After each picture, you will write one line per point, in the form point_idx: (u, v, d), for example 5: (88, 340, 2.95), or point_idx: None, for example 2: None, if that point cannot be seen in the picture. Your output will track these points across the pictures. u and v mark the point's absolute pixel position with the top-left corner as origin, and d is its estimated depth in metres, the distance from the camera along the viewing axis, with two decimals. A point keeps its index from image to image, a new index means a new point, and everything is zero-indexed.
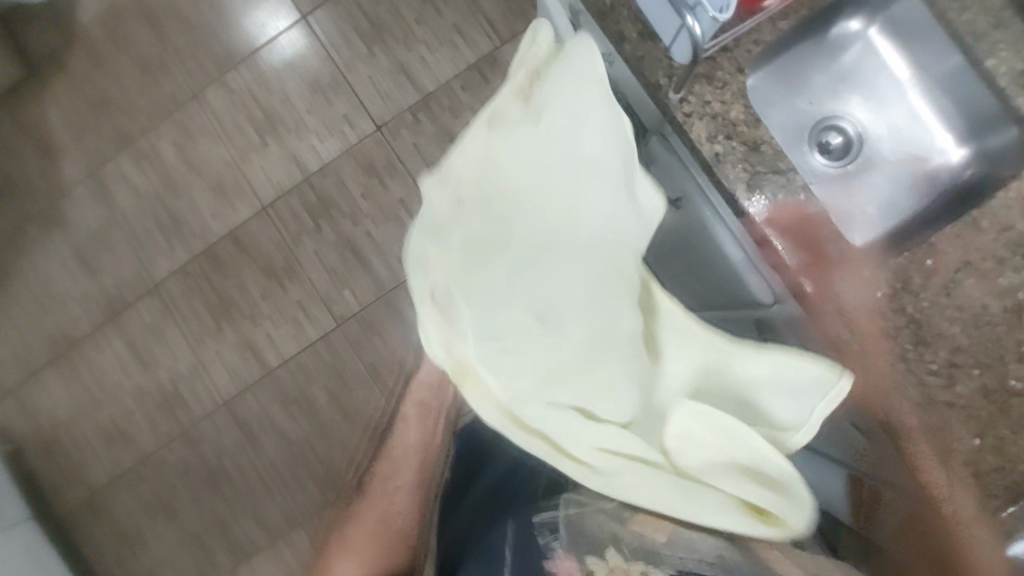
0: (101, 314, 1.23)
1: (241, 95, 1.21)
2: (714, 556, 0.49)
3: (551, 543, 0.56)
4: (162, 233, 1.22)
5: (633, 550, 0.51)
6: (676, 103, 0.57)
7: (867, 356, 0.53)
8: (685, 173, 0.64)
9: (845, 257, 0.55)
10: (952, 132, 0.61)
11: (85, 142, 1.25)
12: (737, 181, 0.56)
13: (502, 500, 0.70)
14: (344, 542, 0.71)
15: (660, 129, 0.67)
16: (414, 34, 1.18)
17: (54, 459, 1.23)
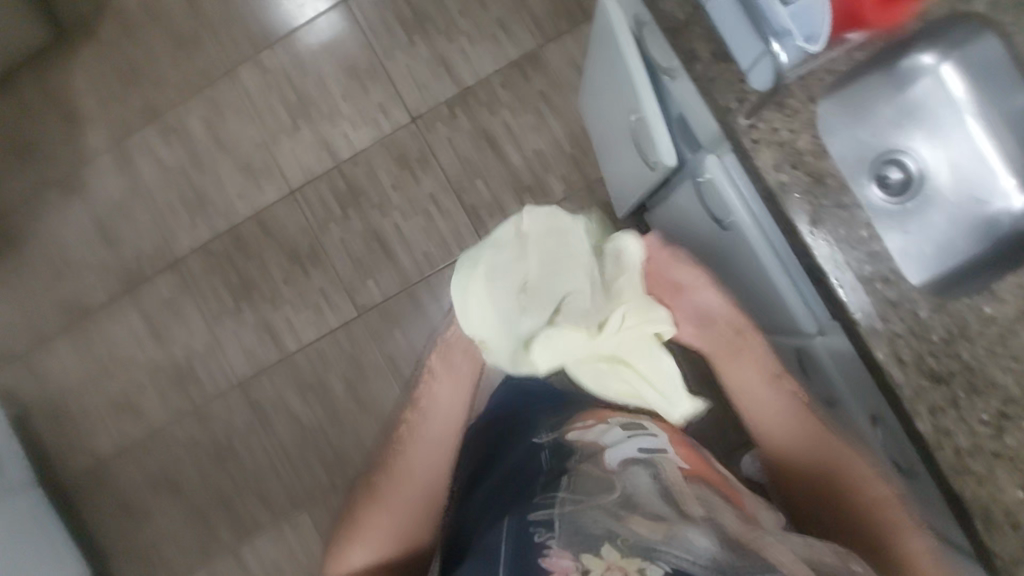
0: (118, 286, 1.21)
1: (275, 75, 1.19)
2: (710, 557, 0.49)
3: (548, 539, 0.54)
4: (186, 209, 1.20)
5: (630, 545, 0.50)
6: (746, 129, 0.55)
7: (917, 399, 0.54)
8: (740, 200, 0.65)
9: (903, 298, 0.55)
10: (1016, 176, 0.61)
11: (111, 111, 1.23)
12: (801, 214, 0.55)
13: (505, 498, 0.66)
14: (373, 497, 0.73)
15: (716, 150, 0.66)
16: (456, 27, 1.17)
17: (61, 428, 1.21)
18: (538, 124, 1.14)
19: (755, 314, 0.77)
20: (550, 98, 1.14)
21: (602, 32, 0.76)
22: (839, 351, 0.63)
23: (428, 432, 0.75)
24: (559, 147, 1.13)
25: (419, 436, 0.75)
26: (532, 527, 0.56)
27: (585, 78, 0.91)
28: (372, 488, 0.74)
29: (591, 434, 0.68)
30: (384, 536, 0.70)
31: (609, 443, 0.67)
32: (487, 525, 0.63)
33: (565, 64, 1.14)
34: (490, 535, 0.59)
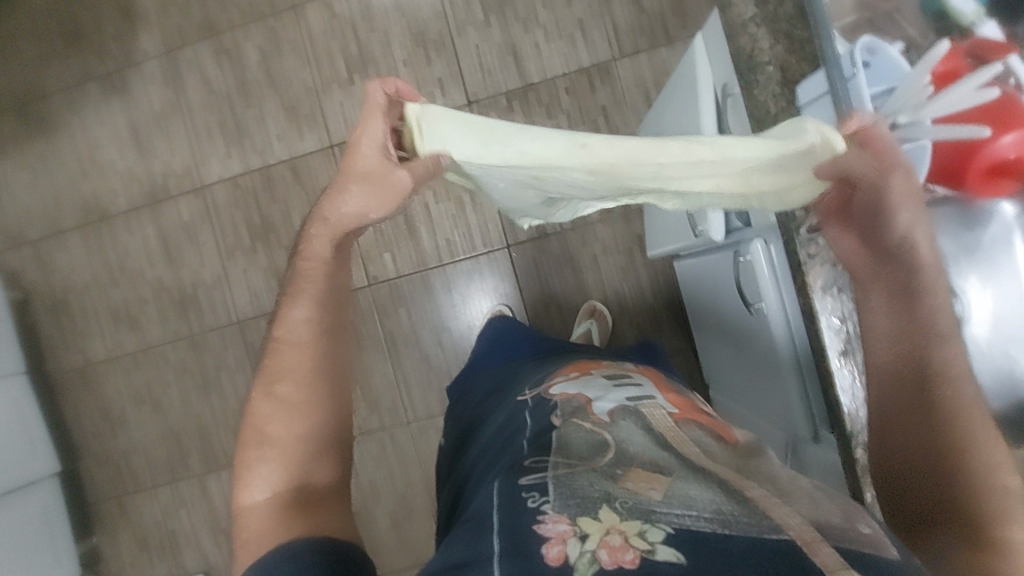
0: (140, 197, 1.20)
1: (341, 23, 1.15)
2: (714, 512, 0.38)
3: (542, 505, 0.43)
4: (224, 137, 1.18)
5: (628, 507, 0.40)
6: (805, 240, 0.47)
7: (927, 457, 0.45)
8: (758, 284, 0.61)
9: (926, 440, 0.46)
10: None
11: (169, 19, 1.20)
12: (829, 311, 0.47)
13: (488, 455, 0.59)
14: (275, 409, 0.57)
15: (762, 233, 0.59)
16: (535, 18, 1.12)
17: (59, 320, 1.23)
18: None
19: (765, 399, 0.70)
20: (611, 115, 1.10)
21: (683, 79, 0.70)
22: (828, 463, 0.57)
23: (316, 312, 0.58)
24: None
25: (302, 320, 0.58)
26: (521, 491, 0.46)
27: (656, 108, 0.85)
28: (268, 395, 0.58)
29: (571, 389, 0.61)
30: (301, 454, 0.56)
31: (593, 396, 0.58)
32: (471, 492, 0.58)
33: (635, 83, 1.10)
34: (476, 505, 0.49)
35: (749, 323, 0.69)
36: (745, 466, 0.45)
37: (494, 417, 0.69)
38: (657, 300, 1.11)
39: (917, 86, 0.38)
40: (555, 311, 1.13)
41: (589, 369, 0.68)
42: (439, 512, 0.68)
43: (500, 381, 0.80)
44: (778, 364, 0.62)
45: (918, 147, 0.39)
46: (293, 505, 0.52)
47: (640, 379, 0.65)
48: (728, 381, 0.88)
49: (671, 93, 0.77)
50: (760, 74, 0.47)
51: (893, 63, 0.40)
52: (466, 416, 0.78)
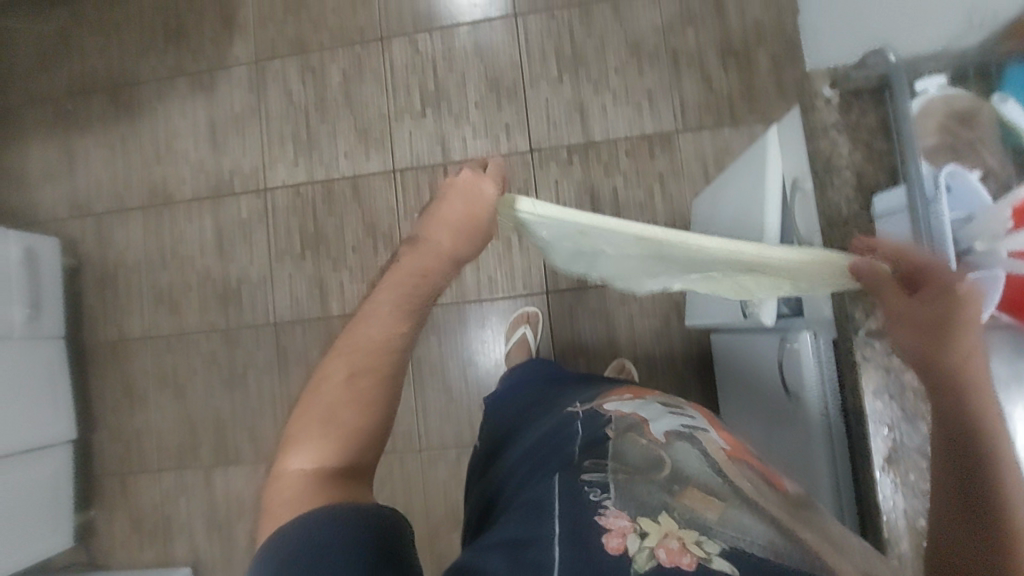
0: (205, 189, 1.26)
1: (423, 58, 1.22)
2: (767, 541, 0.40)
3: (603, 500, 0.46)
4: (294, 146, 1.24)
5: (687, 519, 0.42)
6: (861, 342, 0.48)
7: None
8: (801, 373, 0.61)
9: None
10: None
11: (264, 31, 1.28)
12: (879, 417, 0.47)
13: (530, 461, 0.59)
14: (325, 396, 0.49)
15: (813, 325, 0.59)
16: (607, 82, 1.17)
17: (104, 293, 1.27)
18: (645, 202, 1.14)
19: None
20: (667, 183, 1.14)
21: (748, 164, 0.72)
22: None
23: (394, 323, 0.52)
24: None
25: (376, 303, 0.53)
26: (584, 486, 0.48)
27: (721, 177, 0.86)
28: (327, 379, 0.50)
29: (626, 407, 0.62)
30: (347, 438, 0.47)
31: (648, 417, 0.59)
32: (508, 496, 0.57)
33: (694, 157, 1.14)
34: (532, 491, 0.51)
35: (786, 409, 0.68)
36: (797, 514, 0.45)
37: (531, 432, 0.68)
38: (687, 369, 1.11)
39: (994, 220, 0.40)
40: (583, 363, 1.14)
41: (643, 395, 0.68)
42: (466, 509, 0.69)
43: (542, 398, 0.79)
44: (810, 457, 0.62)
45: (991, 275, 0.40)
46: (329, 489, 0.44)
47: (693, 411, 0.64)
48: None
49: (735, 172, 0.79)
50: (835, 176, 0.48)
51: (970, 192, 0.41)
52: (498, 431, 0.78)
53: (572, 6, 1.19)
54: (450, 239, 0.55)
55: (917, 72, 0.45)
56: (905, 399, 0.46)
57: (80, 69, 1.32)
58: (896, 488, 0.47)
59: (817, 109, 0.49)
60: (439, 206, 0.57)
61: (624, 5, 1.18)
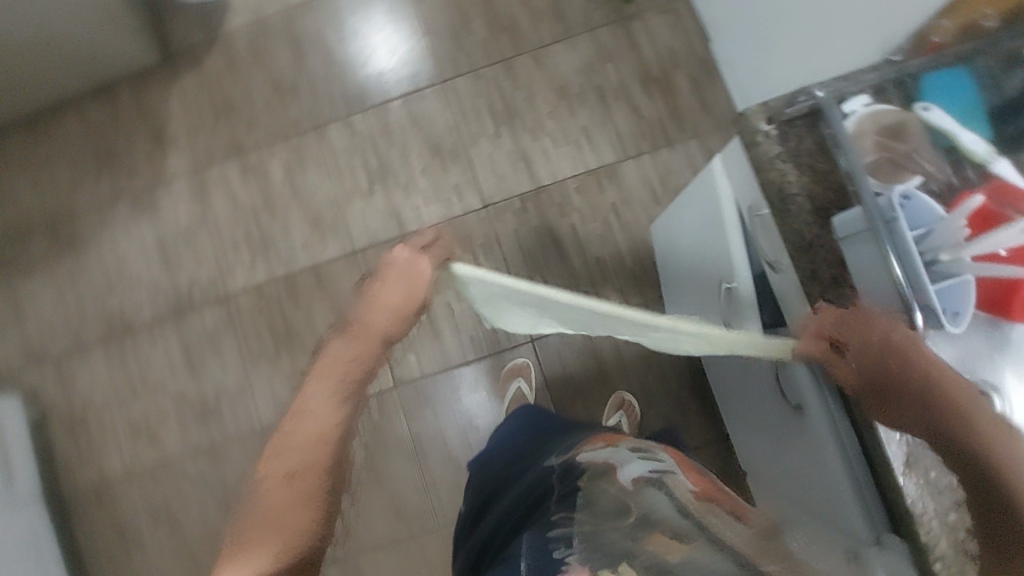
0: (165, 308, 1.23)
1: (361, 138, 1.24)
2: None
3: (567, 556, 0.46)
4: (249, 247, 1.23)
5: (646, 567, 0.42)
6: None
7: None
8: (796, 383, 0.62)
9: None
10: None
11: (198, 140, 1.28)
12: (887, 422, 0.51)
13: (515, 523, 0.59)
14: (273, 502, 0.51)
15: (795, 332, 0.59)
16: (543, 127, 1.20)
17: (76, 437, 1.21)
18: (605, 234, 1.16)
19: (811, 502, 0.68)
20: (621, 212, 1.16)
21: (698, 193, 0.75)
22: None
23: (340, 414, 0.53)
24: (621, 261, 1.15)
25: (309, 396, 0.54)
26: (550, 545, 0.49)
27: (672, 207, 0.89)
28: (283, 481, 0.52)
29: (599, 455, 0.58)
30: (285, 542, 0.49)
31: (618, 459, 0.55)
32: (494, 556, 0.59)
33: (641, 183, 1.17)
34: (512, 551, 0.54)
35: (790, 421, 0.69)
36: (767, 541, 0.44)
37: (511, 494, 0.66)
38: (681, 389, 1.12)
39: (953, 230, 0.43)
40: (581, 404, 1.13)
41: (616, 440, 0.63)
42: (455, 572, 0.67)
43: (523, 448, 0.76)
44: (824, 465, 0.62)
45: (962, 285, 0.43)
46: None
47: (662, 453, 0.59)
48: (766, 474, 0.85)
49: (685, 201, 0.81)
50: (791, 204, 0.52)
51: (925, 207, 0.44)
52: (486, 483, 0.76)
53: (495, 63, 1.23)
54: (390, 321, 0.54)
55: (842, 95, 0.49)
56: None
57: (12, 213, 1.29)
58: (920, 491, 0.49)
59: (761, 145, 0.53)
60: (378, 289, 0.54)
61: (543, 53, 1.22)
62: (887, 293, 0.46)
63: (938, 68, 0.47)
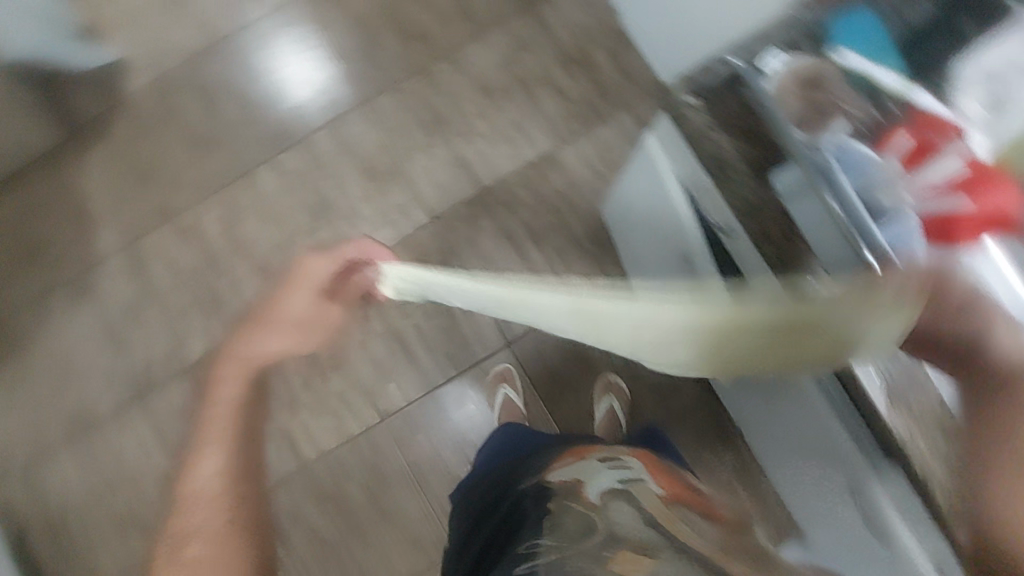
0: (125, 393, 1.17)
1: (292, 177, 1.20)
2: None
3: None
4: (200, 312, 1.18)
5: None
6: None
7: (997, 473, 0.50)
8: None
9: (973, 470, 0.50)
10: None
11: (122, 212, 1.22)
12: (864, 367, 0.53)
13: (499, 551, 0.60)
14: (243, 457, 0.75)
15: None
16: (475, 130, 1.18)
17: (59, 547, 1.15)
18: (558, 223, 1.15)
19: (809, 446, 0.72)
20: (569, 198, 1.15)
21: (642, 172, 0.75)
22: None
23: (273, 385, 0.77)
24: (580, 246, 1.14)
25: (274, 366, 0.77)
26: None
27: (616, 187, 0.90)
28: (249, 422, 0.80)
29: (569, 474, 0.62)
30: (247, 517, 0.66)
31: (586, 478, 0.59)
32: None
33: (583, 166, 1.16)
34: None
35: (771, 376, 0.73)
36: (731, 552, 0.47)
37: (488, 523, 0.66)
38: None
39: (889, 173, 0.46)
40: (571, 397, 1.12)
41: (586, 453, 0.68)
42: None
43: (497, 467, 0.77)
44: (814, 412, 0.66)
45: (906, 223, 0.45)
46: None
47: (632, 460, 0.65)
48: (759, 427, 0.89)
49: (630, 180, 0.82)
50: None
51: (861, 155, 0.46)
52: (466, 502, 0.75)
53: (413, 75, 1.21)
54: None
55: (756, 55, 0.49)
56: None
57: None
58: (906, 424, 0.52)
59: None
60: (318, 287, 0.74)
61: (459, 55, 1.20)
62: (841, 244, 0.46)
63: (839, 13, 0.47)
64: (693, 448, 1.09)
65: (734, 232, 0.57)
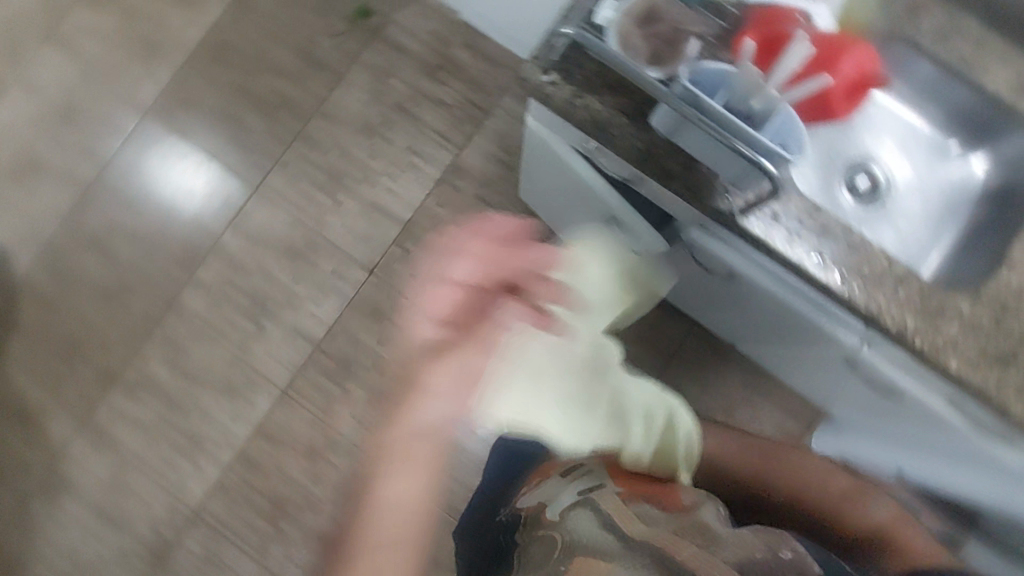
0: (145, 564, 1.12)
1: (218, 288, 1.16)
2: None
3: None
4: (184, 455, 1.13)
5: None
6: (751, 221, 0.55)
7: (950, 300, 0.55)
8: (718, 257, 0.69)
9: (934, 310, 0.55)
10: (970, 152, 0.68)
11: (65, 393, 1.16)
12: (809, 255, 0.55)
13: None
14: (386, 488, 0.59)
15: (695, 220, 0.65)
16: (373, 171, 1.16)
17: None
18: None
19: (793, 331, 0.76)
20: (489, 197, 1.14)
21: (540, 153, 0.77)
22: (896, 356, 0.63)
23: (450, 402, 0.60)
24: None
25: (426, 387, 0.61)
26: None
27: (525, 171, 0.91)
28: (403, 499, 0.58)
29: (537, 496, 0.62)
30: None
31: (550, 500, 0.59)
32: None
33: (488, 162, 1.14)
34: None
35: (731, 286, 0.76)
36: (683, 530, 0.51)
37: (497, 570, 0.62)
38: None
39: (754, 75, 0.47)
40: None
41: (550, 469, 0.65)
42: None
43: (482, 513, 0.69)
44: (783, 303, 0.70)
45: (786, 112, 0.48)
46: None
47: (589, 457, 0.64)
48: (743, 333, 0.93)
49: (534, 164, 0.83)
50: (615, 128, 0.54)
51: (717, 72, 0.48)
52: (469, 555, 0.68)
53: (292, 143, 1.18)
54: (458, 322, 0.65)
55: (590, 14, 0.50)
56: (813, 222, 0.55)
57: None
58: (865, 286, 0.55)
59: (553, 94, 0.54)
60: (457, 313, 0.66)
61: (328, 107, 1.18)
62: (734, 157, 0.48)
63: None
64: (700, 378, 1.10)
65: (644, 178, 0.60)
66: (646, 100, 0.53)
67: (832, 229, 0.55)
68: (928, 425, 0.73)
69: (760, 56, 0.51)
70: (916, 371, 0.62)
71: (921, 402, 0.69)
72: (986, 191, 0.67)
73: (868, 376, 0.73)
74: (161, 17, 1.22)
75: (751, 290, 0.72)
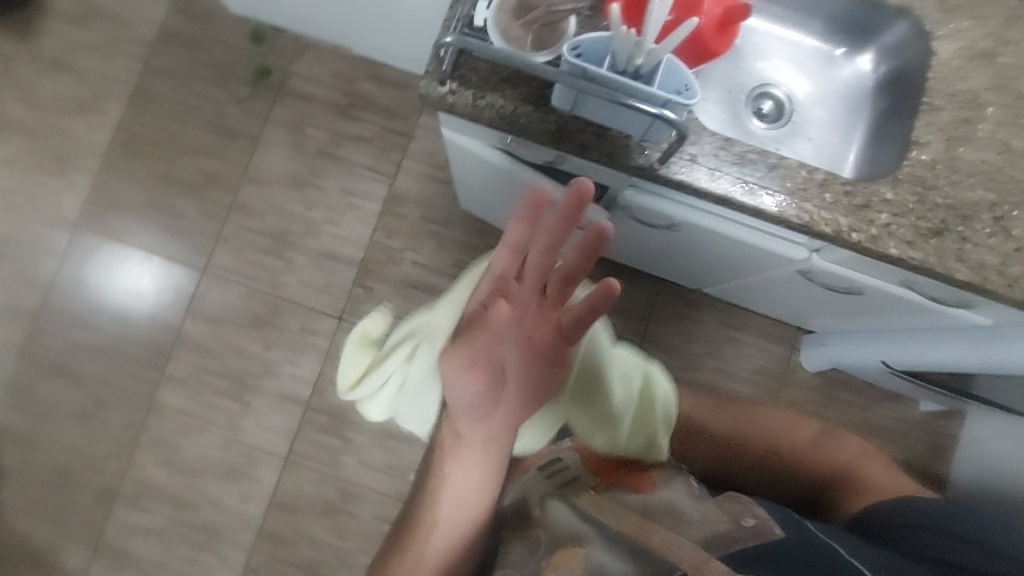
0: None
1: (193, 377, 1.14)
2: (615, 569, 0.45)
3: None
4: (204, 550, 1.11)
5: None
6: (673, 168, 0.57)
7: (874, 189, 0.58)
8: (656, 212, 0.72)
9: (862, 203, 0.58)
10: (855, 51, 0.72)
11: (66, 525, 1.13)
12: (734, 185, 0.57)
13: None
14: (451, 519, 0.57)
15: (624, 182, 0.68)
16: (313, 221, 1.16)
17: None
18: (440, 243, 1.14)
19: (746, 260, 0.79)
20: (433, 215, 1.15)
21: (464, 160, 0.79)
22: (842, 256, 0.66)
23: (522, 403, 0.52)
24: (473, 246, 1.14)
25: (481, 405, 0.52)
26: None
27: (458, 182, 0.92)
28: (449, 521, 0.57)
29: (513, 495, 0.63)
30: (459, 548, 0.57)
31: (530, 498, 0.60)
32: None
33: (423, 182, 1.16)
34: None
35: (678, 235, 0.79)
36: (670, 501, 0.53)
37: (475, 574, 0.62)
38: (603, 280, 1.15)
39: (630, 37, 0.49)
40: None
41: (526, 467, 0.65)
42: None
43: None
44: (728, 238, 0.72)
45: (667, 61, 0.50)
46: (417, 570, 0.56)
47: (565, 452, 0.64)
48: (705, 276, 0.96)
49: (463, 172, 0.85)
50: (521, 117, 0.56)
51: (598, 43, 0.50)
52: None
53: (227, 216, 1.17)
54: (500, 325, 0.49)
55: None
56: (728, 154, 0.58)
57: None
58: (793, 200, 0.58)
59: (454, 99, 0.56)
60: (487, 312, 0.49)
61: (253, 171, 1.17)
62: (637, 115, 0.51)
63: None
64: (681, 330, 1.13)
65: (565, 156, 0.62)
66: (543, 86, 0.56)
67: (748, 156, 0.58)
68: (891, 309, 0.77)
69: (627, 16, 0.54)
70: (864, 265, 0.66)
71: (878, 292, 0.72)
72: (880, 83, 0.71)
73: (823, 283, 0.76)
74: (63, 128, 1.20)
75: (695, 233, 0.75)
